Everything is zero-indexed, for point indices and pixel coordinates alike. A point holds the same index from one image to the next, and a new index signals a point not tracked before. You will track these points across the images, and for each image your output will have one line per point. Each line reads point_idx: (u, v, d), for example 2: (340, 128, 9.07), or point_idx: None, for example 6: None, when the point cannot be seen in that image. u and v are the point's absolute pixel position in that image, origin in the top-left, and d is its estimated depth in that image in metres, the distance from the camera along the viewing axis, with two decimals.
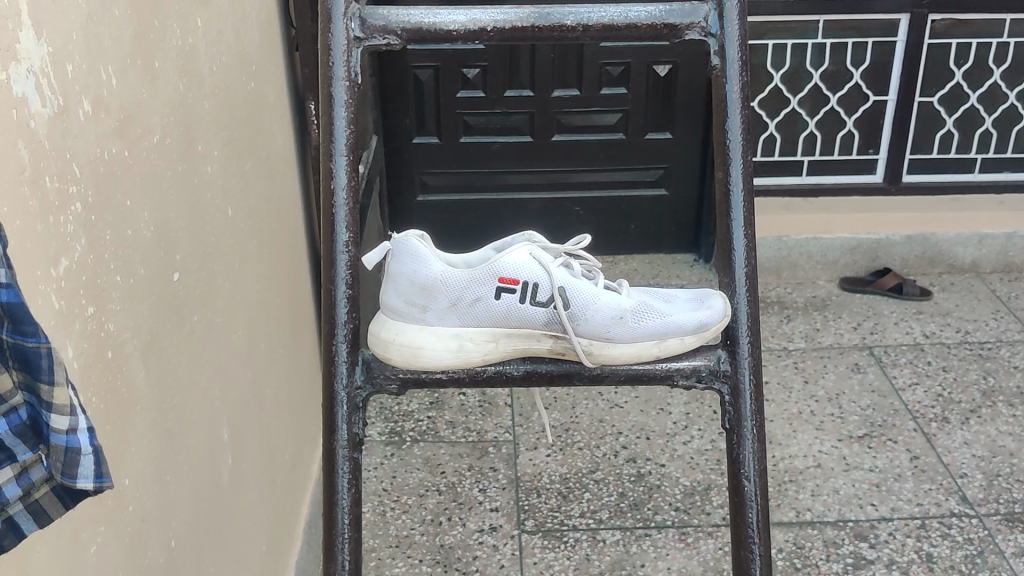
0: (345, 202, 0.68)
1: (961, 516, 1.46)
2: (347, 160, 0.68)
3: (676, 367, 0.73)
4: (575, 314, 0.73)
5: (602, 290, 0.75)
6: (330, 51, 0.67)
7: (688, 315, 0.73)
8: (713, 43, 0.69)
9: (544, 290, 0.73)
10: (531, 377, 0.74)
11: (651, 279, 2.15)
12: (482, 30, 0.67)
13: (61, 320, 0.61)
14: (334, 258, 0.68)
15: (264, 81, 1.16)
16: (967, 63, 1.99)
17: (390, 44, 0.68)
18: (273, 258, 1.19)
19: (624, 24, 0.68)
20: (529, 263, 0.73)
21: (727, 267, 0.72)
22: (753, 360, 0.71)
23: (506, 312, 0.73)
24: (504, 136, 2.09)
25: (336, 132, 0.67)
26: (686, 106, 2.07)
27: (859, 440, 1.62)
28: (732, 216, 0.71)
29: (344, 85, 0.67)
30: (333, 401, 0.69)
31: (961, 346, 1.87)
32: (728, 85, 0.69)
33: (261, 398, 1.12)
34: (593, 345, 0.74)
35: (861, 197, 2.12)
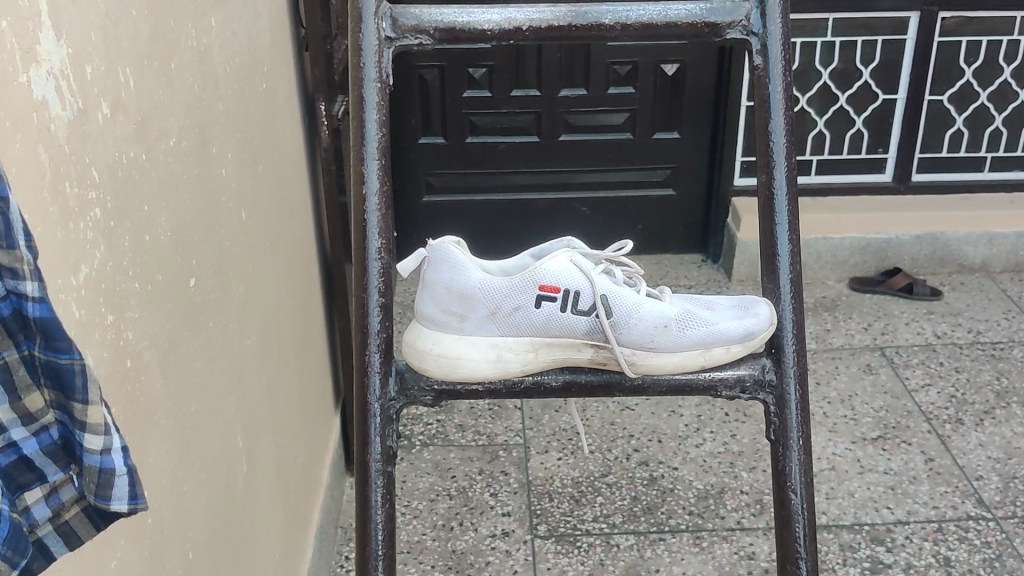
0: (375, 207, 0.66)
1: (977, 519, 1.44)
2: (379, 165, 0.66)
3: (719, 378, 0.72)
4: (617, 323, 0.72)
5: (645, 297, 0.73)
6: (361, 52, 0.65)
7: (733, 323, 0.71)
8: (756, 42, 0.68)
9: (586, 298, 0.72)
10: (571, 388, 0.72)
11: (659, 280, 2.14)
12: (518, 29, 0.65)
13: (81, 330, 0.59)
14: (367, 266, 0.66)
15: (275, 82, 1.15)
16: (977, 61, 1.97)
17: (422, 45, 0.66)
18: (285, 261, 1.17)
19: (665, 23, 0.66)
20: (570, 271, 0.71)
21: (771, 272, 0.71)
22: (798, 370, 0.70)
23: (546, 320, 0.72)
24: (511, 137, 2.07)
25: (367, 135, 0.66)
26: (694, 106, 2.05)
27: (872, 442, 1.61)
28: (775, 220, 0.69)
29: (376, 87, 0.65)
30: (366, 413, 0.68)
31: (973, 346, 1.85)
32: (772, 84, 0.68)
33: (274, 404, 1.10)
34: (635, 355, 0.72)
35: (869, 197, 2.11)
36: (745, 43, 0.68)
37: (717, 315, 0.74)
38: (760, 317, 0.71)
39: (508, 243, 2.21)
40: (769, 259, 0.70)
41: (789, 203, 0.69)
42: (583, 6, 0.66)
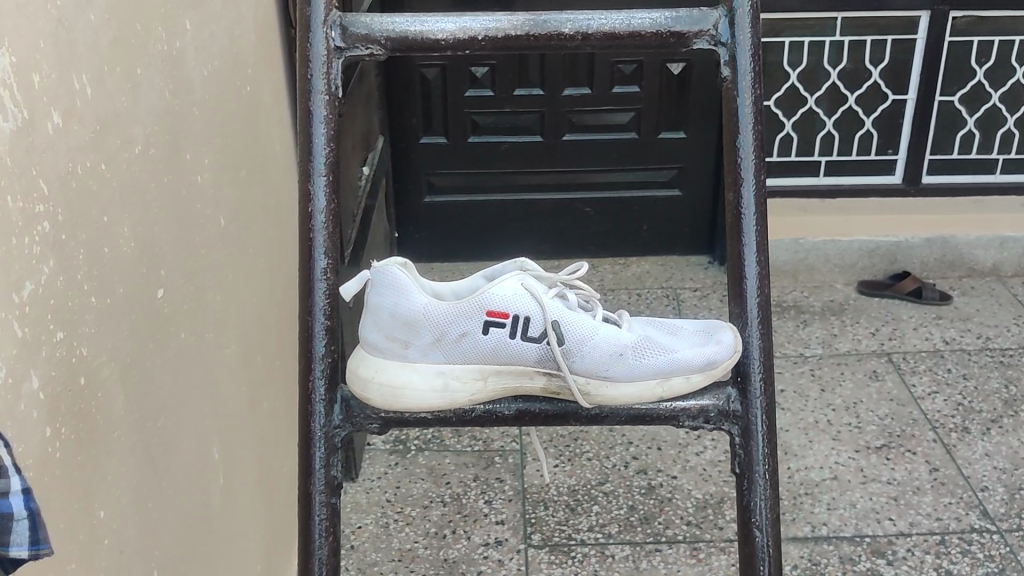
0: (323, 225, 0.64)
1: (981, 532, 1.41)
2: (326, 180, 0.64)
3: (681, 408, 0.69)
4: (569, 352, 0.69)
5: (600, 323, 0.70)
6: (309, 61, 0.64)
7: (694, 352, 0.69)
8: (725, 53, 0.65)
9: (537, 325, 0.69)
10: (524, 416, 0.70)
11: (662, 283, 2.10)
12: (473, 38, 0.63)
13: (25, 349, 0.57)
14: (312, 288, 0.65)
15: (260, 84, 1.13)
16: (989, 61, 1.93)
17: (374, 55, 0.65)
18: (270, 267, 1.15)
19: (627, 32, 0.64)
20: (520, 295, 0.69)
21: (737, 296, 0.68)
22: (764, 401, 0.67)
23: (496, 347, 0.69)
24: (515, 137, 2.05)
25: (314, 150, 0.64)
26: (699, 105, 2.01)
27: (876, 451, 1.58)
28: (743, 241, 0.67)
29: (324, 98, 0.64)
30: (309, 444, 0.66)
31: (981, 353, 1.81)
32: (741, 98, 0.65)
33: (256, 412, 1.08)
34: (589, 386, 0.69)
35: (878, 199, 2.07)
36: (716, 53, 0.66)
37: (677, 344, 0.71)
38: (721, 347, 0.68)
39: (511, 245, 2.18)
40: (736, 282, 0.68)
41: (760, 220, 0.66)
42: (542, 14, 0.64)
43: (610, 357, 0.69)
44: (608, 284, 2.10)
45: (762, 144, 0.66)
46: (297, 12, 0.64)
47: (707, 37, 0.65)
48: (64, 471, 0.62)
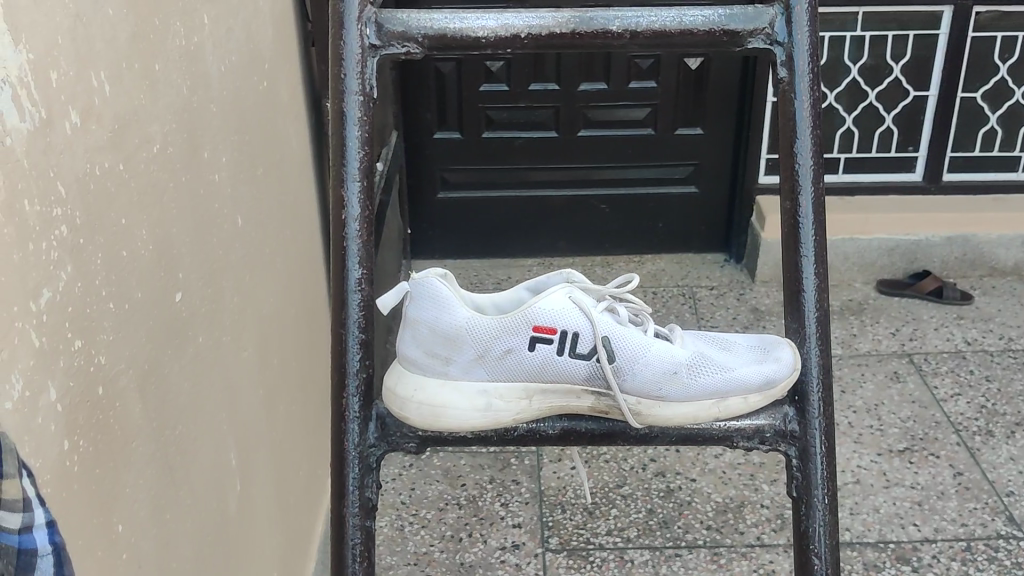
0: (357, 234, 0.62)
1: (1008, 538, 1.38)
2: (360, 186, 0.62)
3: (736, 428, 0.68)
4: (620, 371, 0.67)
5: (651, 339, 0.68)
6: (343, 59, 0.61)
7: (752, 370, 0.67)
8: (780, 52, 0.63)
9: (586, 341, 0.67)
10: (568, 435, 0.69)
11: (679, 281, 2.07)
12: (516, 36, 0.61)
13: (42, 359, 0.55)
14: (347, 301, 0.63)
15: (277, 80, 1.10)
16: (1013, 57, 1.90)
17: (410, 54, 0.63)
18: (287, 266, 1.12)
19: (678, 30, 0.62)
20: (569, 310, 0.67)
21: (794, 310, 0.66)
22: (823, 421, 0.65)
23: (542, 364, 0.67)
24: (529, 132, 2.02)
25: (347, 154, 0.62)
26: (717, 101, 1.98)
27: (899, 455, 1.55)
28: (801, 251, 0.64)
29: (358, 99, 0.61)
30: (343, 463, 0.64)
31: (1005, 354, 1.78)
32: (797, 101, 0.63)
33: (272, 415, 1.06)
34: (640, 406, 0.67)
35: (898, 197, 2.04)
36: (771, 53, 0.64)
37: (732, 362, 0.69)
38: (780, 366, 0.66)
39: (525, 241, 2.16)
40: (793, 295, 0.65)
41: (818, 228, 0.64)
42: (589, 12, 0.62)
43: (663, 376, 0.67)
44: None
45: (820, 149, 0.64)
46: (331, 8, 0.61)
47: (762, 35, 0.63)
48: (83, 484, 0.59)
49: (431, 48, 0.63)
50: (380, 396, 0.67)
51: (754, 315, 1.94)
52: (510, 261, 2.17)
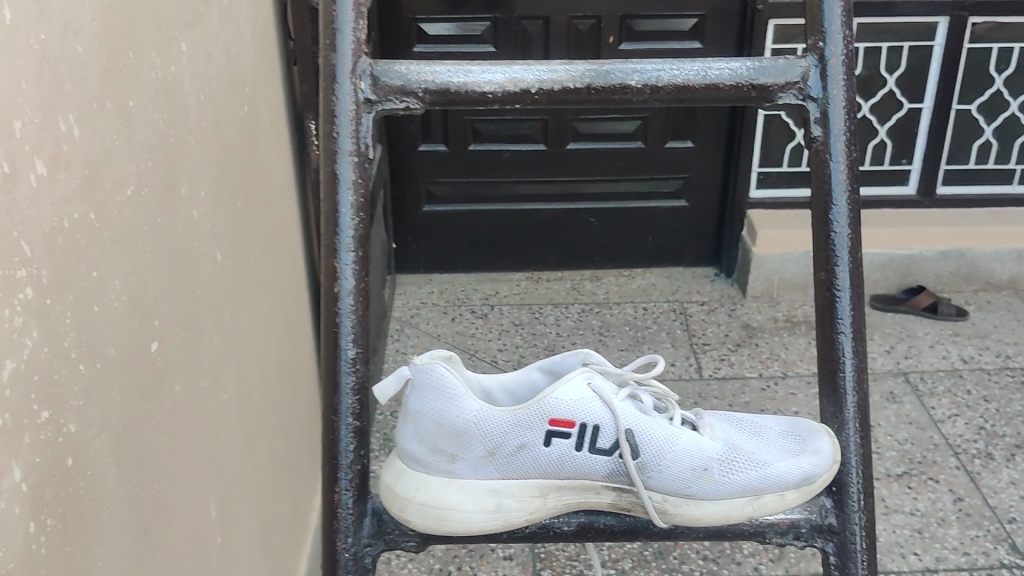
0: (350, 309, 0.60)
1: (1012, 568, 1.35)
2: (354, 257, 0.60)
3: (769, 523, 0.67)
4: (645, 466, 0.66)
5: (679, 429, 0.67)
6: (334, 115, 0.59)
7: (791, 464, 0.66)
8: (814, 108, 0.64)
9: (607, 435, 0.65)
10: (584, 531, 0.68)
11: (670, 296, 2.04)
12: (526, 91, 0.60)
13: (4, 439, 0.50)
14: (338, 383, 0.60)
15: (259, 104, 1.05)
16: (1008, 68, 1.87)
17: (409, 109, 0.61)
18: (269, 298, 1.08)
19: (702, 85, 0.62)
20: (586, 401, 0.65)
21: (831, 395, 0.66)
22: (864, 515, 0.65)
23: (560, 456, 0.66)
24: (516, 144, 1.98)
25: (340, 222, 0.59)
26: (708, 114, 1.94)
27: (898, 479, 1.51)
28: (838, 328, 0.65)
29: (351, 161, 0.59)
30: (334, 568, 0.62)
31: (1002, 372, 1.76)
32: (833, 165, 0.63)
33: (254, 456, 1.01)
34: (667, 502, 0.66)
35: (891, 210, 2.00)
36: (804, 108, 0.64)
37: (758, 452, 0.68)
38: (819, 458, 0.65)
39: (511, 255, 2.11)
40: (830, 375, 0.66)
41: (854, 301, 0.65)
42: (605, 64, 0.61)
43: (690, 471, 0.66)
44: (613, 297, 2.03)
45: (854, 217, 0.65)
46: (321, 63, 0.59)
47: (794, 90, 0.63)
48: (51, 568, 0.55)
49: (431, 103, 0.61)
50: (373, 489, 0.64)
51: (746, 332, 1.91)
52: (496, 276, 2.12)
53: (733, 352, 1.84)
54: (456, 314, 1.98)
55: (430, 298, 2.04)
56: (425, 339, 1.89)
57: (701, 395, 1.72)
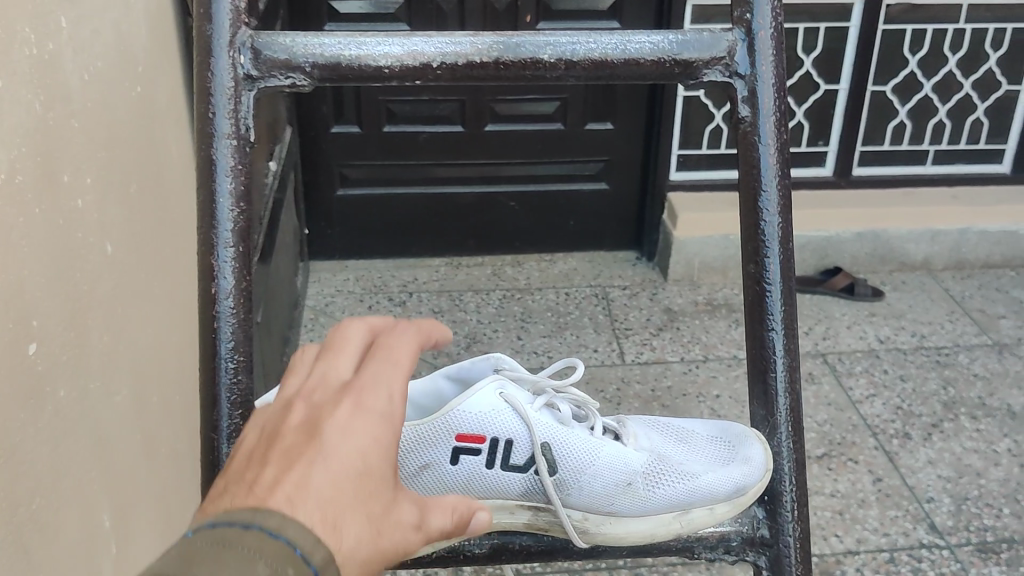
0: (230, 310, 0.59)
1: (931, 548, 1.35)
2: (234, 254, 0.60)
3: (699, 538, 0.70)
4: (568, 483, 0.67)
5: (600, 444, 0.69)
6: (211, 91, 0.59)
7: (719, 476, 0.68)
8: (742, 85, 0.65)
9: (521, 450, 0.67)
10: (497, 553, 0.70)
11: (592, 280, 2.01)
12: (426, 65, 0.61)
13: None
14: (217, 397, 0.59)
15: (154, 84, 0.98)
16: (922, 49, 1.88)
17: (296, 84, 0.61)
18: (167, 290, 1.01)
19: (621, 60, 0.63)
20: (495, 414, 0.66)
21: (765, 397, 0.68)
22: (798, 524, 0.68)
23: (469, 473, 0.67)
24: (433, 126, 1.93)
25: (219, 212, 0.59)
26: (627, 95, 1.91)
27: (818, 461, 1.51)
28: (771, 324, 0.67)
29: (229, 143, 0.59)
30: None
31: (918, 352, 1.78)
32: (762, 147, 0.65)
33: (153, 459, 0.95)
34: (588, 519, 0.68)
35: (809, 191, 2.01)
36: (732, 86, 0.65)
37: (677, 461, 0.71)
38: (752, 468, 0.67)
39: (429, 240, 2.06)
40: (762, 377, 0.67)
41: (784, 294, 0.66)
42: (514, 38, 0.62)
43: (612, 486, 0.68)
44: (535, 282, 2.00)
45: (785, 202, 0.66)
46: (198, 38, 0.60)
47: (720, 66, 0.64)
48: None
49: (321, 78, 0.61)
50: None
51: (668, 315, 1.89)
52: (414, 262, 2.07)
53: (655, 336, 1.82)
54: (373, 302, 1.92)
55: (345, 285, 1.98)
56: None
57: (624, 380, 1.70)
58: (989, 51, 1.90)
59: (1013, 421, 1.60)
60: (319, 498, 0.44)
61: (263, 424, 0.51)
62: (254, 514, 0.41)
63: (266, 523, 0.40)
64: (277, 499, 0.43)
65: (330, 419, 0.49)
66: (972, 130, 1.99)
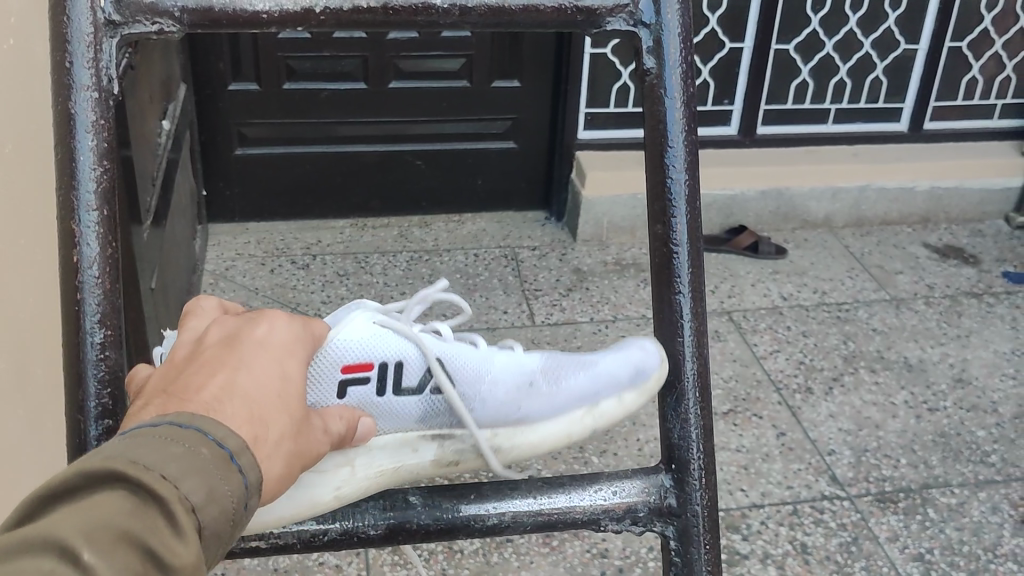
0: (92, 277, 0.57)
1: (832, 499, 1.39)
2: (95, 217, 0.57)
3: (605, 510, 0.69)
4: (472, 395, 0.69)
5: (487, 353, 0.70)
6: (70, 38, 0.57)
7: (618, 364, 0.71)
8: (647, 34, 0.65)
9: (414, 371, 0.66)
10: (392, 535, 0.67)
11: (500, 241, 1.99)
12: (309, 10, 0.60)
13: None
14: (83, 375, 0.57)
15: (27, 34, 0.91)
16: (824, 8, 1.90)
17: (162, 30, 0.60)
18: (47, 257, 0.95)
19: (518, 8, 0.63)
20: (380, 334, 0.65)
21: (674, 363, 0.70)
22: (706, 495, 0.69)
23: (359, 403, 0.65)
24: (334, 83, 1.87)
25: (79, 171, 0.57)
26: (533, 52, 1.89)
27: (724, 417, 1.53)
28: (677, 287, 0.68)
29: (90, 96, 0.57)
30: None
31: (819, 308, 1.81)
32: (670, 100, 0.66)
33: (35, 437, 0.89)
34: (499, 431, 0.69)
35: (714, 150, 2.01)
36: (637, 35, 0.66)
37: (572, 365, 0.73)
38: (651, 349, 0.70)
39: (333, 201, 2.01)
40: (670, 343, 0.69)
41: (692, 256, 0.67)
42: None
43: (514, 392, 0.70)
44: (442, 244, 1.97)
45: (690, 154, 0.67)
46: None
47: (624, 14, 0.65)
48: None
49: (190, 24, 0.60)
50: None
51: (576, 276, 1.89)
52: (318, 223, 2.01)
53: (564, 297, 1.82)
54: (275, 266, 1.87)
55: (246, 248, 1.91)
56: (242, 292, 1.77)
57: (533, 342, 1.69)
58: (888, 11, 1.92)
59: (909, 373, 1.64)
60: (240, 404, 0.50)
61: (184, 340, 0.57)
62: (177, 414, 0.47)
63: (189, 421, 0.47)
64: (199, 402, 0.49)
65: (248, 337, 0.55)
66: (872, 89, 2.02)
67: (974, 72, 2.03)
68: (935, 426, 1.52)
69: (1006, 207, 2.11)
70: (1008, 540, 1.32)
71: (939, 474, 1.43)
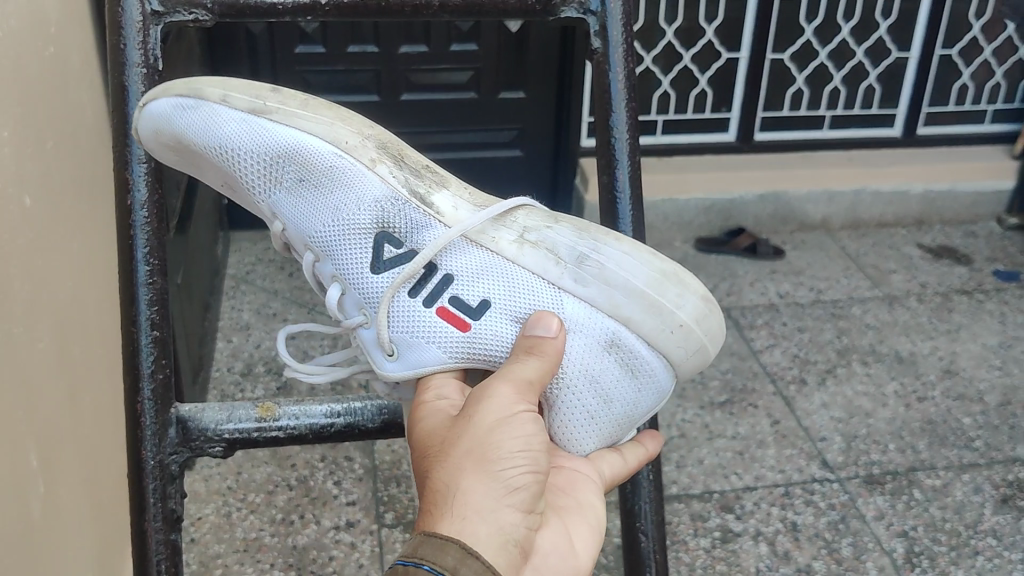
0: (144, 219, 0.73)
1: (822, 481, 1.46)
2: (144, 167, 0.75)
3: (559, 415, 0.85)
4: (358, 209, 0.78)
5: (331, 218, 0.78)
6: (123, 27, 0.74)
7: (207, 135, 0.77)
8: (593, 20, 0.81)
9: (398, 255, 0.78)
10: (388, 426, 0.81)
11: None
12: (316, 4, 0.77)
13: None
14: (135, 295, 0.73)
15: (67, 45, 1.01)
16: (817, 19, 1.98)
17: (198, 19, 0.76)
18: (83, 248, 1.04)
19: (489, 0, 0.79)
20: (408, 328, 0.77)
21: None
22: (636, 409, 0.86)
23: (465, 286, 0.77)
24: (348, 96, 1.96)
25: (130, 134, 0.74)
26: (538, 62, 1.96)
27: (720, 407, 1.60)
28: (619, 224, 0.82)
29: (140, 70, 0.75)
30: (141, 474, 0.73)
31: (815, 305, 1.88)
32: (613, 74, 0.81)
33: (78, 410, 0.98)
34: (351, 157, 0.78)
35: (712, 156, 2.09)
36: (585, 21, 0.81)
37: (246, 167, 0.78)
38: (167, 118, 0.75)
39: None
40: None
41: (632, 200, 0.82)
42: None
43: (312, 192, 0.79)
44: None
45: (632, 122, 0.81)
46: None
47: (576, 4, 0.81)
48: None
49: (220, 14, 0.77)
50: (176, 401, 0.76)
51: None
52: None
53: None
54: (293, 270, 1.96)
55: (266, 254, 2.01)
56: (262, 295, 1.87)
57: None
58: (879, 20, 2.00)
59: (900, 365, 1.71)
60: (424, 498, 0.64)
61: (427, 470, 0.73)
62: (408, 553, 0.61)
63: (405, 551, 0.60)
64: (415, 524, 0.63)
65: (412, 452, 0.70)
66: (866, 97, 2.10)
67: (965, 79, 2.10)
68: (923, 413, 1.60)
69: (998, 208, 2.18)
70: (989, 517, 1.40)
71: (926, 458, 1.50)
